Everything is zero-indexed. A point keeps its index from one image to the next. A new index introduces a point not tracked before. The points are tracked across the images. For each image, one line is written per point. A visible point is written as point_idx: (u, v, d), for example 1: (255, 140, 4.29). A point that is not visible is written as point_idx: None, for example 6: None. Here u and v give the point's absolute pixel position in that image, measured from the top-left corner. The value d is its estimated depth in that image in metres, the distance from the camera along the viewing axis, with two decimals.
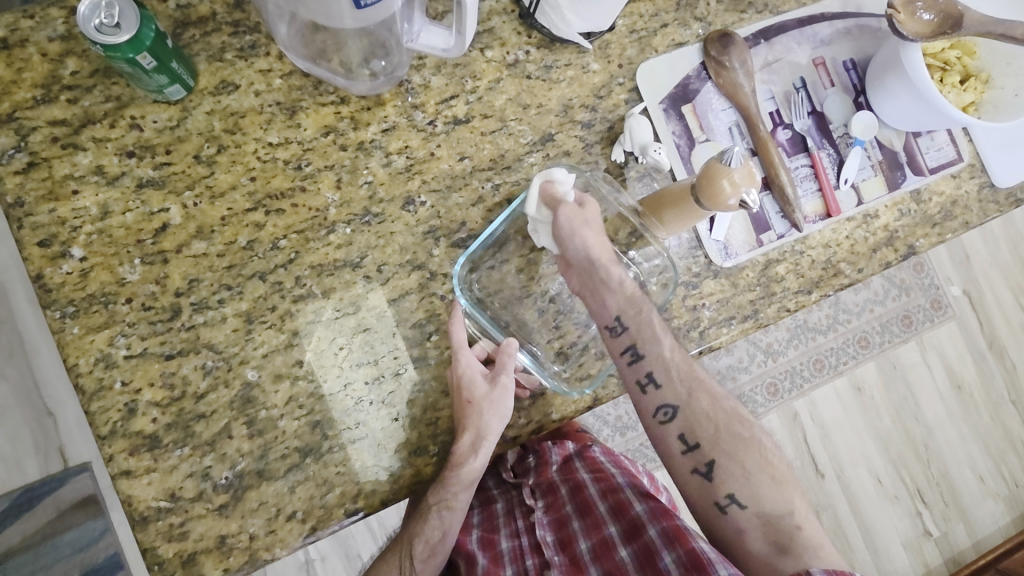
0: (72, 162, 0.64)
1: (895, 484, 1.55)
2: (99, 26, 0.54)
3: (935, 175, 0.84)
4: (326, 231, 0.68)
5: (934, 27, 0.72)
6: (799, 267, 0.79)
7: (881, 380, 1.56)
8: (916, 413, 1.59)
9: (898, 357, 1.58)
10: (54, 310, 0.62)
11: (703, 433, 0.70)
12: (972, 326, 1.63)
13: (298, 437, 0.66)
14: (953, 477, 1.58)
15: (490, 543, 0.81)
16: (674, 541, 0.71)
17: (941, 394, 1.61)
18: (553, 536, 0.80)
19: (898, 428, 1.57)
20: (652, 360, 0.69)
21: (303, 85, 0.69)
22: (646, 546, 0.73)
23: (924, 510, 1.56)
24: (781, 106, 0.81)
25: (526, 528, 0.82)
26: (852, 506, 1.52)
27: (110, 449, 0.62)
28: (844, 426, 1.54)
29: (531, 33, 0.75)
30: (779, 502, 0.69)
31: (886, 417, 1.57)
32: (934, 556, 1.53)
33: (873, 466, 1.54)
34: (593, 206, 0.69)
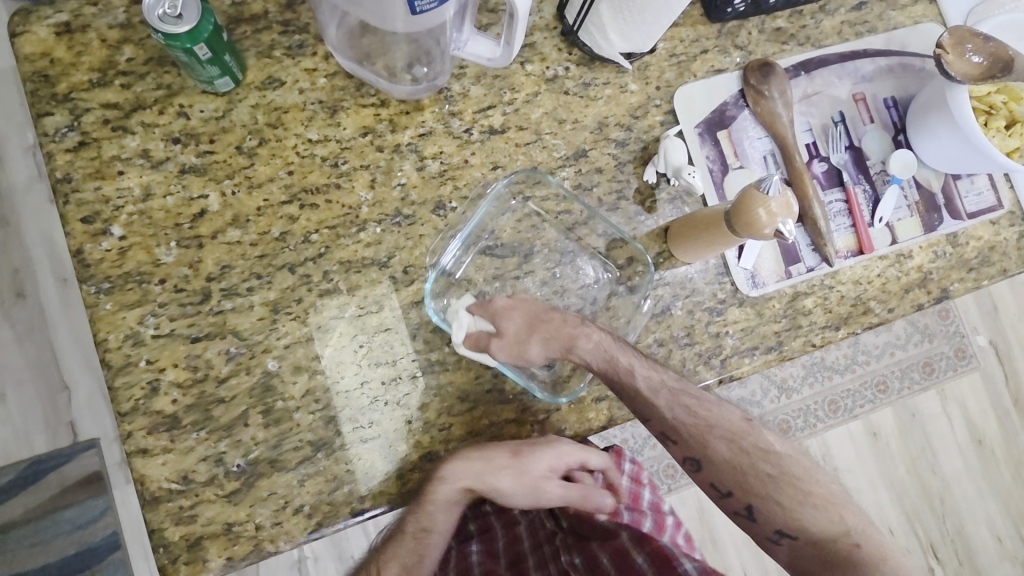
0: (120, 144, 0.66)
1: (907, 536, 1.49)
2: (162, 16, 0.56)
3: (974, 220, 0.82)
4: (356, 229, 0.70)
5: (983, 69, 0.71)
6: (827, 302, 0.78)
7: (898, 428, 1.51)
8: (932, 465, 1.53)
9: (917, 406, 1.53)
10: (90, 285, 0.64)
11: (730, 482, 0.71)
12: (997, 380, 1.57)
13: (312, 430, 0.66)
14: (968, 534, 1.52)
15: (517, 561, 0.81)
16: (707, 569, 0.71)
17: (960, 447, 1.55)
18: (581, 559, 0.81)
19: (913, 479, 1.52)
20: (658, 423, 0.70)
21: (346, 85, 0.71)
22: (672, 564, 0.72)
23: (936, 566, 1.49)
24: (819, 139, 0.80)
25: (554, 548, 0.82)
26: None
27: (130, 426, 0.63)
28: (856, 470, 1.49)
29: (571, 51, 0.76)
30: (824, 522, 0.70)
31: (901, 466, 1.52)
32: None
33: (885, 516, 1.48)
34: (500, 308, 0.70)
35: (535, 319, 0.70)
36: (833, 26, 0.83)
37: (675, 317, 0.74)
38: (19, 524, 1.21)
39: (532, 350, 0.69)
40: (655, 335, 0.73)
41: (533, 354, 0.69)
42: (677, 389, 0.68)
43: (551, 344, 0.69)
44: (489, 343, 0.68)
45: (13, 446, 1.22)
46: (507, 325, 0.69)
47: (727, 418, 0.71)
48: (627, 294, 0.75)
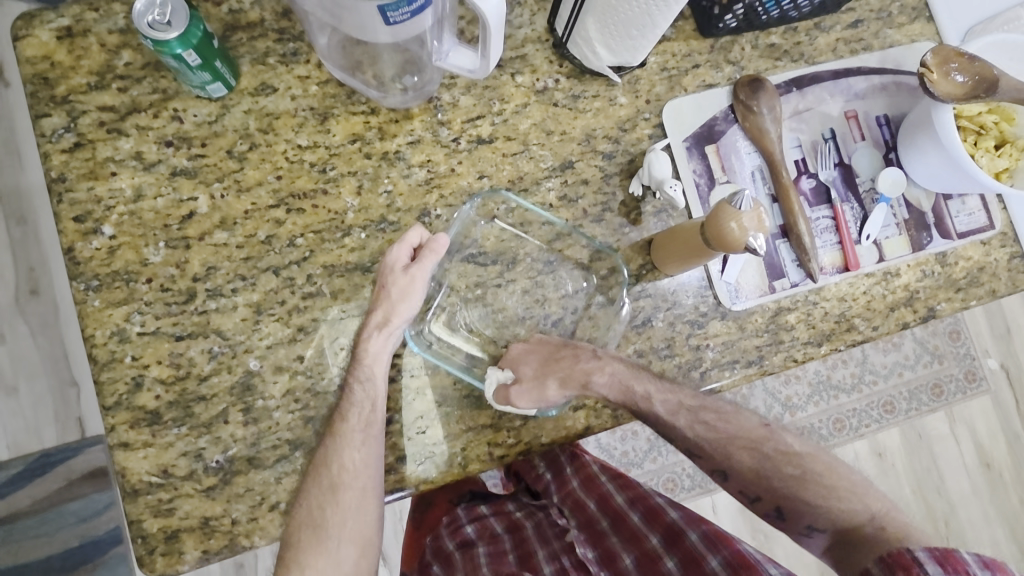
0: (114, 146, 0.68)
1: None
2: (152, 22, 0.57)
3: (964, 240, 0.82)
4: (341, 234, 0.71)
5: (968, 89, 0.71)
6: (811, 318, 0.78)
7: (904, 448, 1.50)
8: (938, 486, 1.51)
9: (924, 426, 1.51)
10: (80, 282, 0.65)
11: (759, 487, 0.75)
12: (1007, 404, 1.55)
13: (290, 429, 0.67)
14: None
15: (528, 559, 0.85)
16: (696, 522, 0.82)
17: (968, 469, 1.53)
18: (594, 552, 0.84)
19: (918, 500, 1.50)
20: (682, 442, 0.75)
21: (337, 93, 0.72)
22: (672, 531, 0.82)
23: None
24: (807, 155, 0.80)
25: (566, 549, 0.86)
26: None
27: (113, 420, 0.64)
28: None
29: (563, 63, 0.77)
30: (851, 511, 0.73)
31: (907, 486, 1.50)
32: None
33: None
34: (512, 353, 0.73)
35: (549, 363, 0.71)
36: (827, 43, 0.83)
37: (656, 329, 0.74)
38: (25, 516, 1.23)
39: (549, 388, 0.69)
40: (635, 347, 0.74)
41: (551, 392, 0.69)
42: (696, 408, 0.73)
43: (567, 383, 0.69)
44: (507, 387, 0.69)
45: (23, 438, 1.26)
46: (523, 370, 0.70)
47: (746, 428, 0.76)
48: (609, 305, 0.76)
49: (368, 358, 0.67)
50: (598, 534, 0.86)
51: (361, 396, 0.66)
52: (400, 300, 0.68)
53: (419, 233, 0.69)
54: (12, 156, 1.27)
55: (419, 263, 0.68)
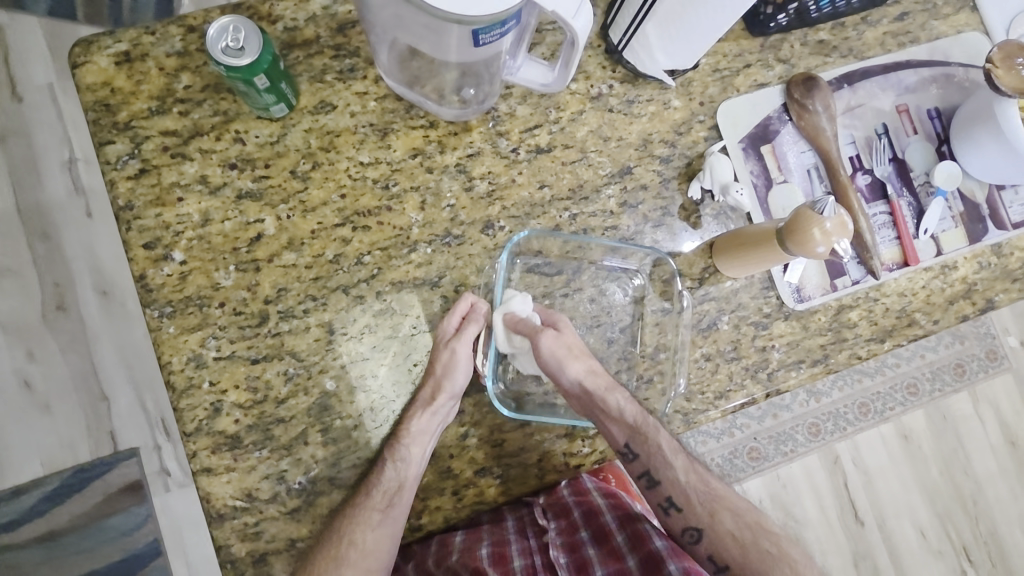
0: (179, 171, 0.68)
1: (940, 539, 1.43)
2: (225, 48, 0.59)
3: (1019, 231, 0.82)
4: (407, 250, 0.71)
5: None
6: (872, 315, 0.78)
7: (930, 430, 1.44)
8: (965, 466, 1.46)
9: (948, 408, 1.45)
10: (154, 309, 0.65)
11: (732, 556, 0.70)
12: None
13: (368, 448, 0.68)
14: (1003, 537, 1.45)
15: (500, 559, 0.72)
16: (679, 554, 0.72)
17: (993, 449, 1.47)
18: (567, 557, 0.75)
19: (946, 481, 1.45)
20: (668, 486, 0.72)
21: (396, 108, 0.72)
22: (651, 558, 0.73)
23: (970, 569, 1.44)
24: (862, 152, 0.80)
25: (540, 547, 0.75)
26: (893, 559, 1.41)
27: (194, 446, 0.65)
28: (888, 473, 1.43)
29: (616, 68, 0.76)
30: None
31: (934, 468, 1.44)
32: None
33: (917, 519, 1.42)
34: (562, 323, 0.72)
35: (586, 352, 0.71)
36: (875, 37, 0.82)
37: (721, 332, 0.75)
38: (66, 532, 1.20)
39: (573, 362, 0.68)
40: (702, 350, 0.74)
41: (572, 367, 0.68)
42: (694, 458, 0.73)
43: (590, 377, 0.70)
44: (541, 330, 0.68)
45: (58, 453, 1.20)
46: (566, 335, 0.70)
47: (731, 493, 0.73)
48: (672, 311, 0.75)
49: (409, 438, 0.66)
50: (576, 542, 0.76)
51: (392, 477, 0.65)
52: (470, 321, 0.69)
53: (467, 300, 0.69)
54: (31, 173, 1.22)
55: (462, 336, 0.68)
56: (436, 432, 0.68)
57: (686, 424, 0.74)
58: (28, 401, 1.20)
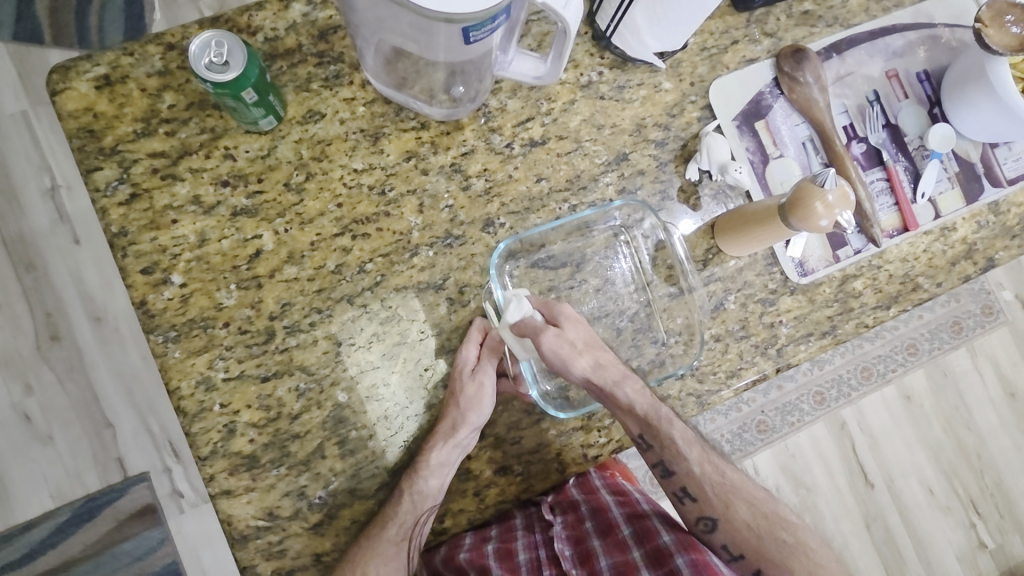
0: (171, 193, 0.66)
1: (947, 495, 1.45)
2: (209, 64, 0.58)
3: (1014, 187, 0.82)
4: (409, 254, 0.70)
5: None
6: (876, 283, 0.78)
7: (931, 388, 1.45)
8: (967, 421, 1.47)
9: (948, 365, 1.46)
10: (157, 335, 0.64)
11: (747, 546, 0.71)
12: None
13: (387, 456, 0.68)
14: (1009, 487, 1.47)
15: (507, 555, 0.72)
16: (687, 547, 0.72)
17: (993, 401, 1.48)
18: (571, 549, 0.75)
19: (949, 437, 1.46)
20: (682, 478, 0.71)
21: (385, 111, 0.71)
22: (658, 551, 0.73)
23: (978, 521, 1.45)
24: (855, 120, 0.80)
25: (545, 541, 0.74)
26: (902, 517, 1.43)
27: (212, 469, 0.64)
28: (893, 435, 1.44)
29: (604, 54, 0.76)
30: None
31: (937, 425, 1.45)
32: (987, 567, 1.44)
33: (924, 477, 1.44)
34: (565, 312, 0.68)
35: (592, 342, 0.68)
36: (859, 4, 0.82)
37: (729, 311, 0.75)
38: (79, 562, 1.19)
39: (578, 359, 0.66)
40: (712, 331, 0.74)
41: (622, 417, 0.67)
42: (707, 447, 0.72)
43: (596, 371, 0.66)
44: (542, 330, 0.66)
45: (66, 485, 1.19)
46: (570, 330, 0.67)
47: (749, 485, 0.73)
48: (682, 295, 0.76)
49: (429, 471, 0.65)
50: (581, 536, 0.76)
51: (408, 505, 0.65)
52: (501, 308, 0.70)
53: (479, 327, 0.70)
54: (10, 204, 1.20)
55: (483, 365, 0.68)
56: (456, 462, 0.67)
57: (700, 406, 0.74)
58: (31, 434, 1.19)
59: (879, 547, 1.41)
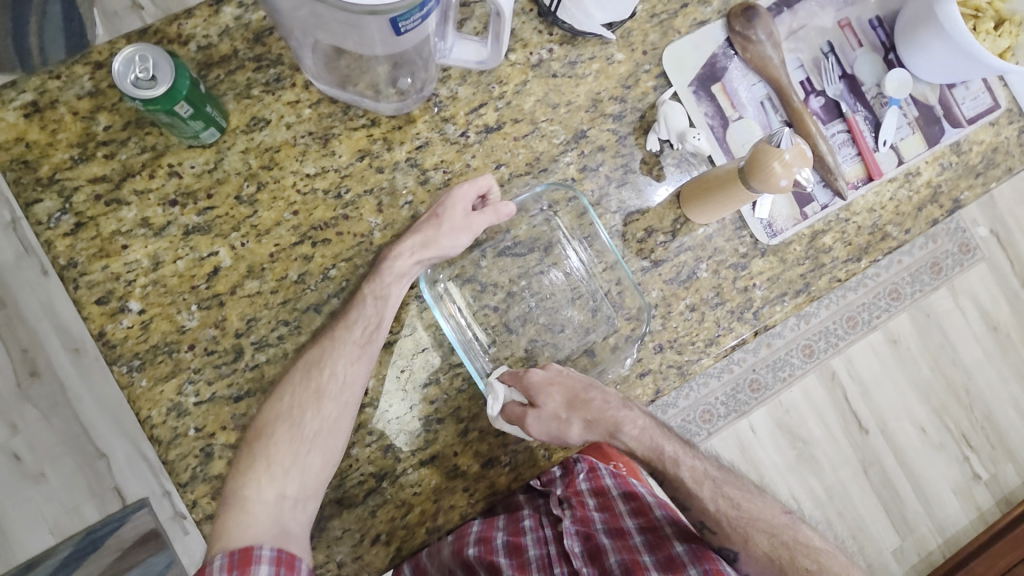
0: (118, 218, 0.64)
1: (940, 432, 1.47)
2: (136, 81, 0.55)
3: (974, 125, 0.82)
4: (373, 256, 0.69)
5: None
6: (846, 236, 0.78)
7: (915, 331, 1.46)
8: (953, 358, 1.49)
9: (930, 306, 1.47)
10: (121, 365, 0.63)
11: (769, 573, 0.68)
12: (1002, 266, 1.51)
13: (372, 463, 0.67)
14: (998, 418, 1.50)
15: (516, 549, 0.71)
16: (698, 555, 0.69)
17: (977, 337, 1.49)
18: (581, 546, 0.73)
19: (937, 376, 1.48)
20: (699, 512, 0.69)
21: (332, 111, 0.69)
22: (668, 556, 0.70)
23: (971, 454, 1.49)
24: (811, 74, 0.79)
25: (554, 536, 0.73)
26: (899, 459, 1.45)
27: (194, 495, 0.63)
28: (882, 381, 1.46)
29: (552, 31, 0.74)
30: None
31: (925, 366, 1.47)
32: (985, 497, 1.48)
33: (916, 417, 1.47)
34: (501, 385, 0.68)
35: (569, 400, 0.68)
36: None
37: (702, 279, 0.74)
38: None
39: (571, 427, 0.67)
40: (687, 301, 0.74)
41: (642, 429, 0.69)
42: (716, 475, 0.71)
43: (591, 425, 0.69)
44: (524, 417, 0.66)
45: (64, 520, 1.18)
46: (546, 403, 0.67)
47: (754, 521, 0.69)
48: (654, 269, 0.74)
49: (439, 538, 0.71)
50: (590, 531, 0.74)
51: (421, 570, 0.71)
52: (432, 242, 0.67)
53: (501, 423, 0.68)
54: None
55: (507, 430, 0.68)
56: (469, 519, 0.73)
57: (682, 377, 0.73)
58: (20, 474, 1.17)
59: (879, 491, 1.44)
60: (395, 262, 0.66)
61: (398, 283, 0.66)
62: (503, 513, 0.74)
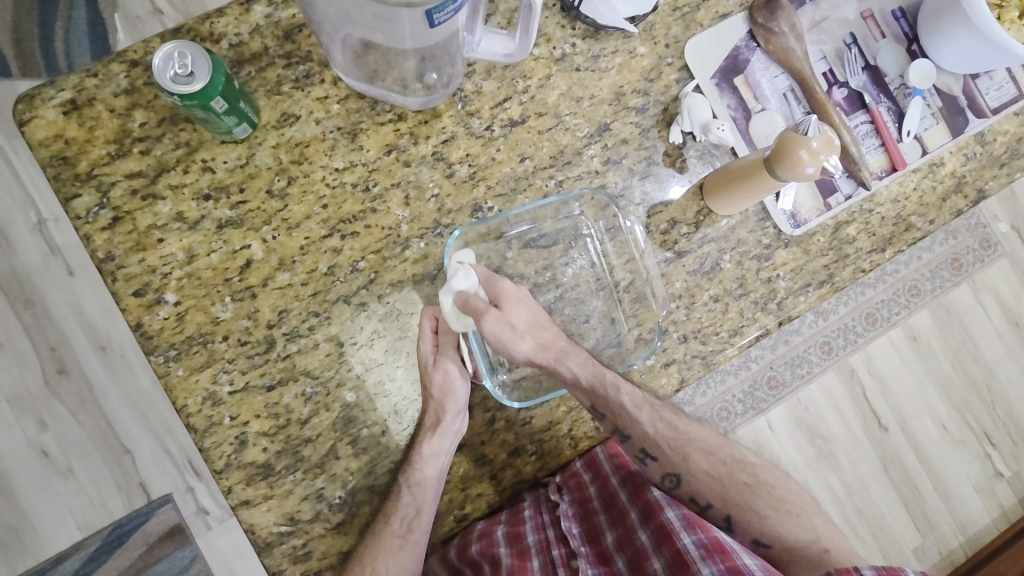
0: (154, 212, 0.66)
1: (961, 428, 1.46)
2: (175, 76, 0.57)
3: (999, 115, 0.82)
4: (401, 248, 0.69)
5: None
6: (870, 227, 0.78)
7: (935, 325, 1.46)
8: (974, 354, 1.48)
9: (951, 302, 1.47)
10: (158, 355, 0.64)
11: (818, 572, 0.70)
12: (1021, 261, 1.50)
13: (401, 452, 0.68)
14: (1019, 415, 1.49)
15: (516, 539, 0.71)
16: (694, 527, 0.69)
17: (998, 332, 1.49)
18: (579, 526, 0.75)
19: (958, 372, 1.47)
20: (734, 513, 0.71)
21: (360, 107, 0.70)
22: (662, 528, 0.70)
23: (992, 452, 1.47)
24: (834, 65, 0.79)
25: (553, 521, 0.74)
26: (919, 456, 1.45)
27: (228, 482, 0.64)
28: (902, 376, 1.45)
29: (575, 25, 0.75)
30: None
31: (945, 361, 1.46)
32: (1007, 496, 1.47)
33: (937, 414, 1.45)
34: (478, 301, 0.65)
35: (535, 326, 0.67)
36: None
37: (725, 270, 0.75)
38: None
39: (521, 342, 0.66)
40: (711, 293, 0.74)
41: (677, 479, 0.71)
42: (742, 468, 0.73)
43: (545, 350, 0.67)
44: (483, 311, 0.64)
45: (91, 514, 1.19)
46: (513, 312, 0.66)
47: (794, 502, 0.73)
48: (678, 260, 0.74)
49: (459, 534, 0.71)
50: (588, 510, 0.76)
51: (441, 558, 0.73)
52: (445, 397, 0.66)
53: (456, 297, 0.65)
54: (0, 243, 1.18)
55: (446, 350, 0.67)
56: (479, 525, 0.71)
57: (706, 367, 0.73)
58: (49, 468, 1.19)
59: (898, 489, 1.43)
60: (426, 447, 0.65)
61: (430, 464, 0.66)
62: (506, 507, 0.73)
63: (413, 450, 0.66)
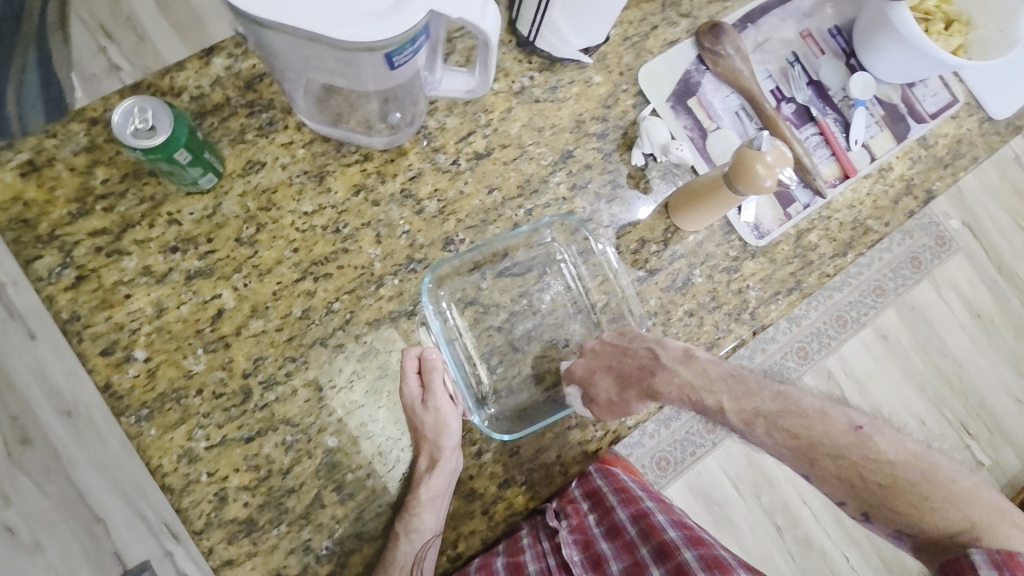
0: (120, 268, 0.65)
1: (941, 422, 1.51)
2: (135, 132, 0.57)
3: (937, 120, 0.87)
4: (375, 286, 0.69)
5: None
6: (830, 233, 0.81)
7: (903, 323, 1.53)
8: (942, 348, 1.55)
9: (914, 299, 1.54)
10: (129, 416, 0.62)
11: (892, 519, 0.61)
12: (977, 256, 1.57)
13: (388, 494, 0.67)
14: (990, 404, 1.55)
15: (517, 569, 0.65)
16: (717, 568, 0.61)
17: (962, 325, 1.56)
18: (581, 555, 0.69)
19: (931, 367, 1.53)
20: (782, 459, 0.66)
21: (326, 150, 0.71)
22: (680, 569, 0.62)
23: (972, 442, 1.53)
24: (780, 83, 0.83)
25: (553, 548, 0.68)
26: None
27: (210, 541, 0.62)
28: (879, 375, 1.50)
29: (532, 59, 0.78)
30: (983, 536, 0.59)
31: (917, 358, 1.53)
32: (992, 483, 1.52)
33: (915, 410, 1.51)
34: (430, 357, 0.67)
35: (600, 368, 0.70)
36: None
37: (697, 285, 0.76)
38: None
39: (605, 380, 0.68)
40: (685, 308, 0.76)
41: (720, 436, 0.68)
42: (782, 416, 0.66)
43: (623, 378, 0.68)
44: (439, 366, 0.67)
45: None
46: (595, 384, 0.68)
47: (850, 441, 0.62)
48: (650, 278, 0.75)
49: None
50: (589, 539, 0.70)
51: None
52: (438, 435, 0.65)
53: (414, 355, 0.67)
54: None
55: (432, 393, 0.66)
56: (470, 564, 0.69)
57: None
58: None
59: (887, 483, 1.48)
60: (426, 488, 0.65)
61: (430, 508, 0.65)
62: (503, 539, 0.69)
63: (412, 493, 0.65)
